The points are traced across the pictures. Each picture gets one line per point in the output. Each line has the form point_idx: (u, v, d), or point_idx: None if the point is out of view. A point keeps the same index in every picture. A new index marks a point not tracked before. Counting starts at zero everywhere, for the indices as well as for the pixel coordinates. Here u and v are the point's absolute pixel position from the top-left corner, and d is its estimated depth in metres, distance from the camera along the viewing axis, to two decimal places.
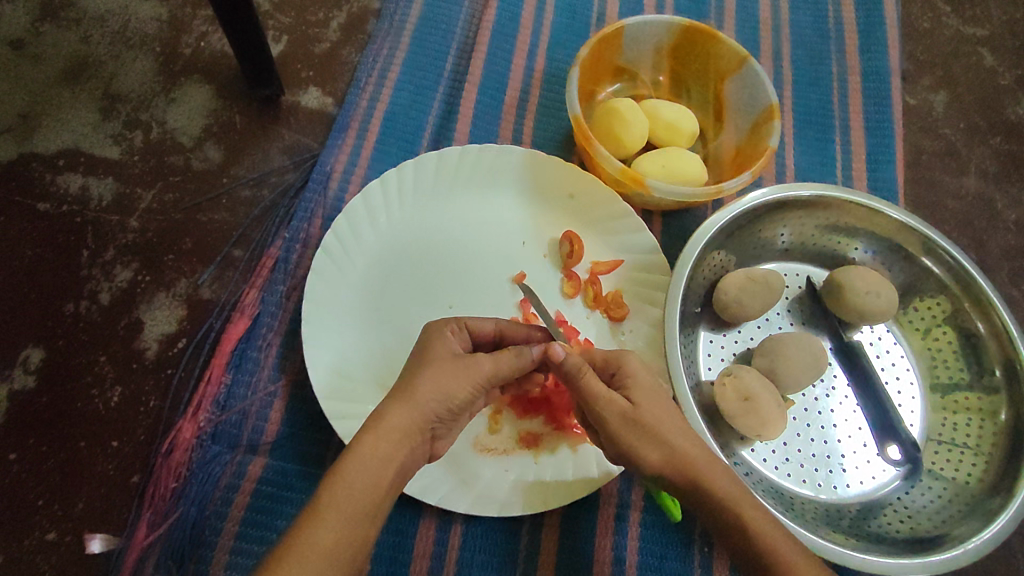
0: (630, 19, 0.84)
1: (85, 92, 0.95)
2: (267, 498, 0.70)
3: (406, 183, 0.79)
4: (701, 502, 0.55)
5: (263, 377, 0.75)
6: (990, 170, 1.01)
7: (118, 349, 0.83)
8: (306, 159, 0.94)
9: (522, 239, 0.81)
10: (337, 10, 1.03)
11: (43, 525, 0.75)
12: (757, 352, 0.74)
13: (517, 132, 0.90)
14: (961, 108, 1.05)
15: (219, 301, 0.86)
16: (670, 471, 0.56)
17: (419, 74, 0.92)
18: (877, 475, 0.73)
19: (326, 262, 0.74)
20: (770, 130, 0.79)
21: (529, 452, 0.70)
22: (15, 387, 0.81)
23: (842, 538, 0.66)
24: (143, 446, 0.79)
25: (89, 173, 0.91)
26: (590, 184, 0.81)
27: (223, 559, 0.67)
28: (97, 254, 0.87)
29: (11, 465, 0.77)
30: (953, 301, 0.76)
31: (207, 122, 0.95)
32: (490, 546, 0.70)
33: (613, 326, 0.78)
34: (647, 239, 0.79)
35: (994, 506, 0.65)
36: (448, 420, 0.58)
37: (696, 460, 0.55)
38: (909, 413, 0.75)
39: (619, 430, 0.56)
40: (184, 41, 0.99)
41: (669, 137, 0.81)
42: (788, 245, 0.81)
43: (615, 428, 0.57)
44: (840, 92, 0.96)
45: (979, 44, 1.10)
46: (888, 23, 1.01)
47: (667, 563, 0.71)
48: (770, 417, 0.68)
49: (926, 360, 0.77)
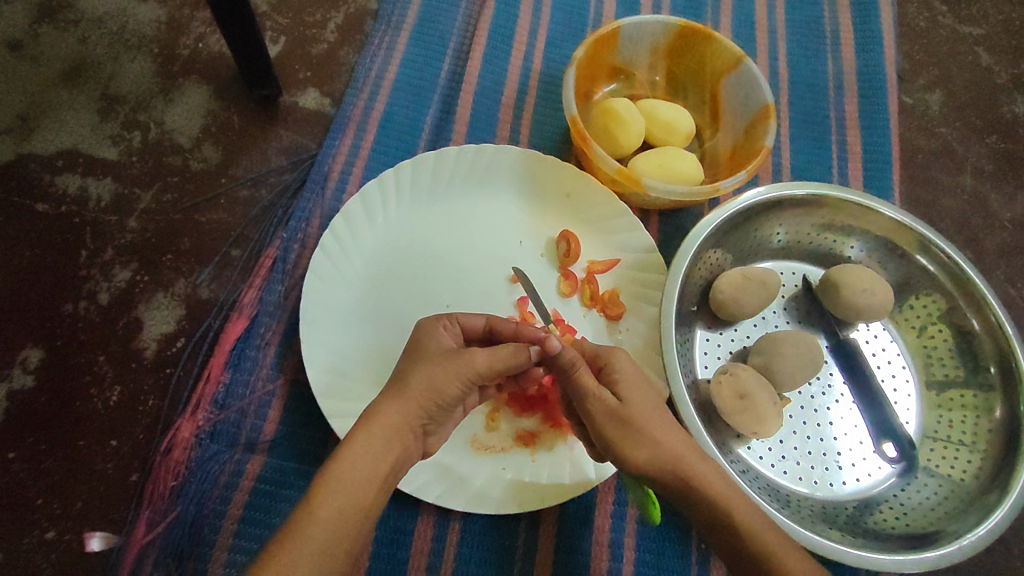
0: (626, 20, 0.84)
1: (84, 93, 0.95)
2: (265, 496, 0.70)
3: (403, 183, 0.79)
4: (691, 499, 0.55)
5: (261, 375, 0.75)
6: (986, 168, 1.02)
7: (117, 349, 0.83)
8: (304, 159, 0.94)
9: (519, 238, 0.81)
10: (335, 11, 1.04)
11: (42, 524, 0.75)
12: (754, 350, 0.74)
13: (514, 132, 0.90)
14: (957, 107, 1.05)
15: (218, 300, 0.86)
16: (659, 468, 0.56)
17: (417, 74, 0.92)
18: (873, 472, 0.73)
19: (324, 262, 0.74)
20: (766, 130, 0.79)
21: (526, 449, 0.71)
22: (14, 386, 0.81)
23: (838, 534, 0.66)
24: (142, 445, 0.79)
25: (87, 173, 0.91)
26: (587, 183, 0.81)
27: (221, 557, 0.67)
28: (95, 254, 0.87)
29: (10, 464, 0.77)
30: (948, 299, 0.76)
31: (205, 122, 0.95)
32: (487, 544, 0.70)
33: (610, 324, 0.78)
34: (644, 238, 0.79)
35: (989, 502, 0.66)
36: (442, 416, 0.58)
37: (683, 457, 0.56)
38: (905, 411, 0.76)
39: (610, 428, 0.57)
40: (183, 42, 1.00)
41: (665, 136, 0.82)
42: (784, 244, 0.81)
43: (608, 423, 0.57)
44: (836, 91, 0.96)
45: (974, 43, 1.10)
46: (885, 22, 1.02)
47: (663, 561, 0.71)
48: (766, 415, 0.68)
49: (921, 357, 0.78)
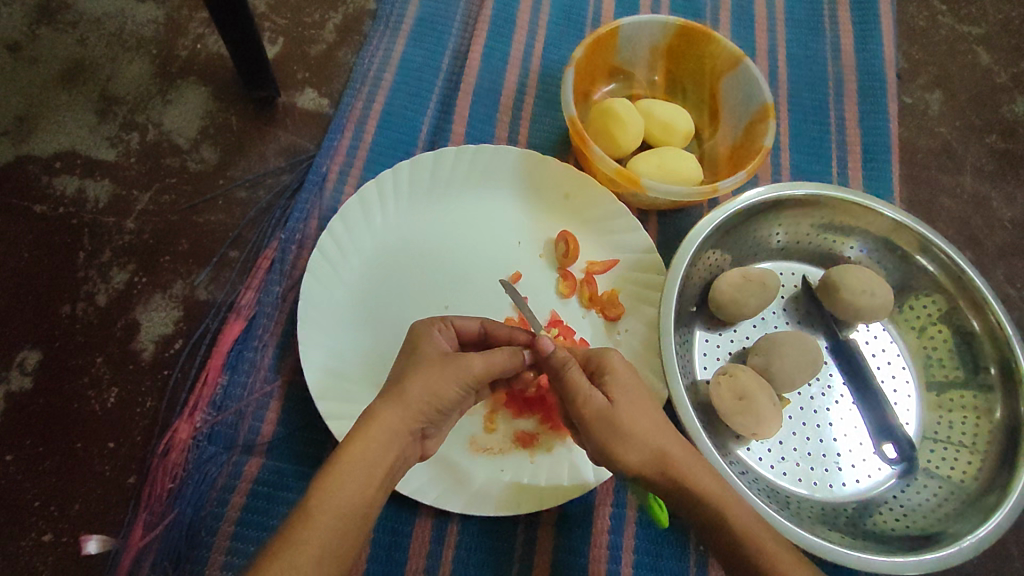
0: (625, 20, 0.84)
1: (81, 95, 0.95)
2: (263, 498, 0.70)
3: (401, 183, 0.79)
4: (685, 500, 0.55)
5: (259, 377, 0.75)
6: (986, 168, 1.01)
7: (115, 350, 0.83)
8: (302, 160, 0.94)
9: (517, 238, 0.81)
10: (333, 12, 1.03)
11: (40, 526, 0.75)
12: (753, 351, 0.74)
13: (512, 132, 0.90)
14: (957, 106, 1.05)
15: (215, 302, 0.86)
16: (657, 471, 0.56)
17: (415, 75, 0.92)
18: (873, 473, 0.73)
19: (321, 262, 0.74)
20: (766, 130, 0.79)
21: (524, 451, 0.70)
22: (12, 388, 0.81)
23: (837, 536, 0.66)
24: (139, 447, 0.79)
25: (85, 175, 0.91)
26: (586, 183, 0.81)
27: (219, 559, 0.67)
28: (93, 255, 0.87)
29: (8, 466, 0.77)
30: (948, 299, 0.76)
31: (204, 123, 0.95)
32: (486, 546, 0.70)
33: (609, 325, 0.78)
34: (643, 239, 0.79)
35: (990, 504, 0.66)
36: (440, 418, 0.58)
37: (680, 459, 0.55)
38: (905, 411, 0.75)
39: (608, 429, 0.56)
40: (181, 43, 1.00)
41: (664, 137, 0.82)
42: (783, 244, 0.81)
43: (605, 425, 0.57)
44: (836, 91, 0.96)
45: (975, 43, 1.10)
46: (884, 22, 1.02)
47: (662, 562, 0.71)
48: (765, 415, 0.68)
49: (921, 358, 0.77)
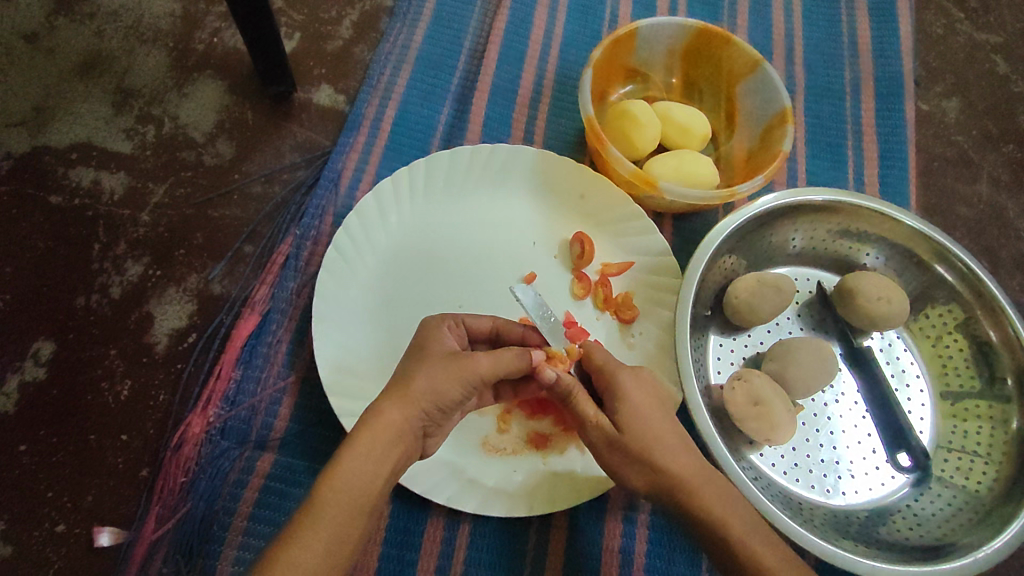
0: (643, 21, 0.83)
1: (98, 86, 0.95)
2: (276, 493, 0.70)
3: (416, 182, 0.79)
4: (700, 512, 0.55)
5: (273, 372, 0.75)
6: (1002, 178, 1.01)
7: (129, 343, 0.83)
8: (317, 158, 0.94)
9: (533, 239, 0.81)
10: (350, 9, 1.03)
11: (52, 518, 0.75)
12: (768, 356, 0.74)
13: (528, 132, 0.89)
14: (974, 115, 1.04)
15: (230, 296, 0.86)
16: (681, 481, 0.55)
17: (432, 74, 0.91)
18: (885, 482, 0.73)
19: (337, 260, 0.74)
20: (782, 135, 0.79)
21: (537, 452, 0.70)
22: (25, 378, 0.81)
23: (851, 544, 0.66)
24: (152, 440, 0.79)
25: (100, 167, 0.91)
26: (601, 183, 0.80)
27: (230, 554, 0.67)
28: (108, 248, 0.87)
29: (21, 456, 0.77)
30: (966, 309, 0.75)
31: (219, 118, 0.95)
32: (498, 549, 0.70)
33: (624, 327, 0.77)
34: (658, 241, 0.78)
35: (1006, 514, 0.65)
36: (438, 419, 0.57)
37: (700, 474, 0.55)
38: (919, 420, 0.75)
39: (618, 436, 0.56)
40: (198, 37, 1.00)
41: (681, 138, 0.81)
42: (799, 250, 0.80)
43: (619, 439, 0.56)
44: (853, 97, 0.96)
45: (991, 51, 1.10)
46: (902, 27, 1.01)
47: (674, 568, 0.71)
48: (781, 422, 0.67)
49: (937, 367, 0.77)
